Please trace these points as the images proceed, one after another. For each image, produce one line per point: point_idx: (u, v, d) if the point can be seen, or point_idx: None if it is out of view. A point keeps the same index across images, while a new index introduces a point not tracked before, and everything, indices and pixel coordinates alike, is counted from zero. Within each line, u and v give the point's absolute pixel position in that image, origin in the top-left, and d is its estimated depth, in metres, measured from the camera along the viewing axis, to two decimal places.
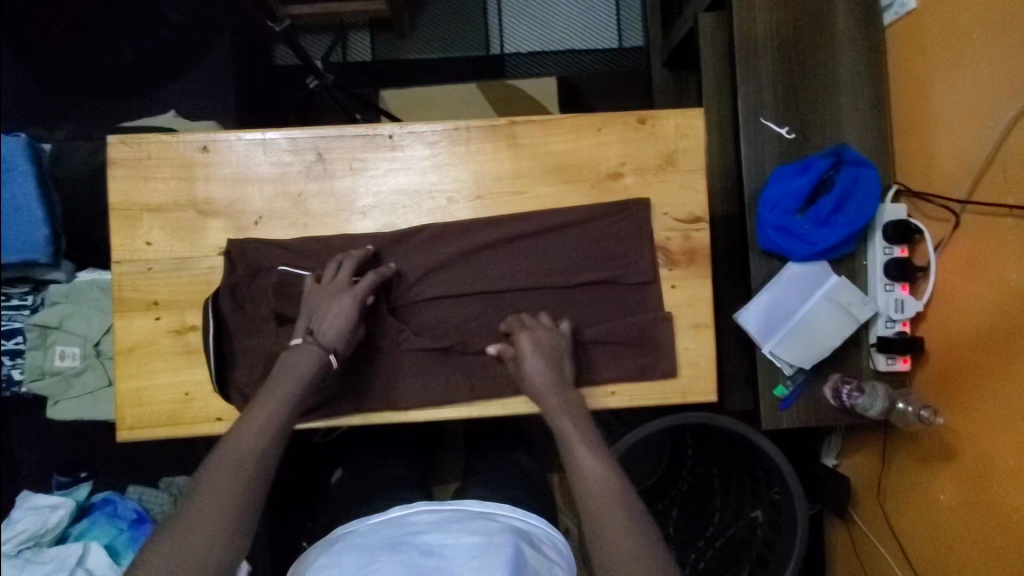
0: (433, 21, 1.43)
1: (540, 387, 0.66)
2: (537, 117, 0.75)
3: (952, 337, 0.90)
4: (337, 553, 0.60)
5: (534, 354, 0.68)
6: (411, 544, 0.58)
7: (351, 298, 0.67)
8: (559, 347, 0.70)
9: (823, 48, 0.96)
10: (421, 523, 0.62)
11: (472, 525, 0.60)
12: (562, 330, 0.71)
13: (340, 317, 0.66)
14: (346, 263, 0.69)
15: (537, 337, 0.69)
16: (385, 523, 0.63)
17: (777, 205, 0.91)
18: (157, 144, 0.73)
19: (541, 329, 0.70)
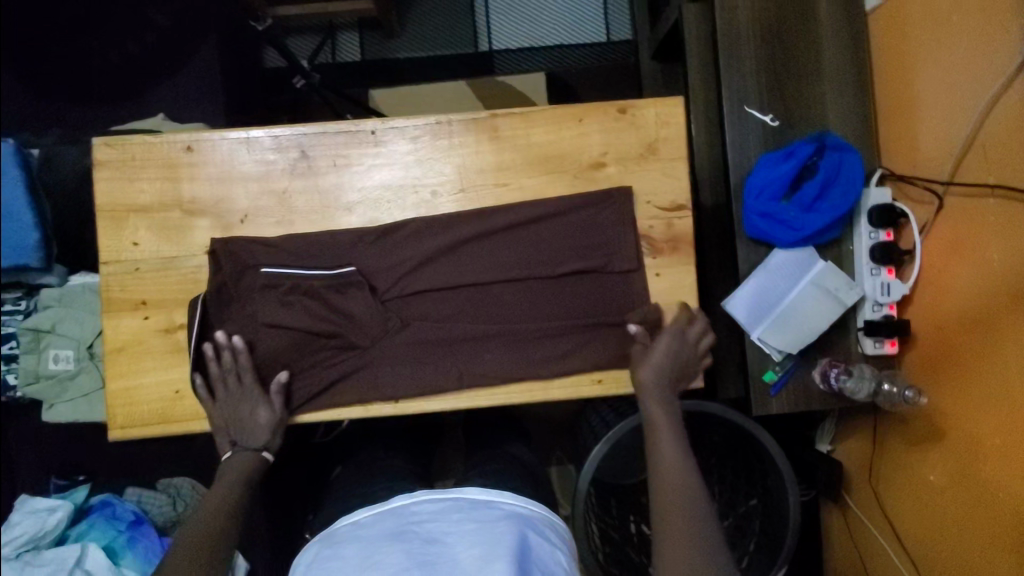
0: (421, 19, 1.44)
1: (648, 380, 0.69)
2: (519, 109, 0.76)
3: (940, 320, 0.91)
4: (335, 547, 0.58)
5: (661, 353, 0.71)
6: (413, 534, 0.56)
7: (257, 394, 0.71)
8: (686, 356, 0.72)
9: (806, 35, 0.96)
10: (422, 512, 0.60)
11: (473, 517, 0.58)
12: (703, 351, 0.73)
13: (258, 423, 0.70)
14: (232, 370, 0.71)
15: (671, 341, 0.72)
16: (384, 513, 0.61)
17: (762, 192, 0.91)
18: (141, 145, 0.74)
19: (679, 338, 0.72)
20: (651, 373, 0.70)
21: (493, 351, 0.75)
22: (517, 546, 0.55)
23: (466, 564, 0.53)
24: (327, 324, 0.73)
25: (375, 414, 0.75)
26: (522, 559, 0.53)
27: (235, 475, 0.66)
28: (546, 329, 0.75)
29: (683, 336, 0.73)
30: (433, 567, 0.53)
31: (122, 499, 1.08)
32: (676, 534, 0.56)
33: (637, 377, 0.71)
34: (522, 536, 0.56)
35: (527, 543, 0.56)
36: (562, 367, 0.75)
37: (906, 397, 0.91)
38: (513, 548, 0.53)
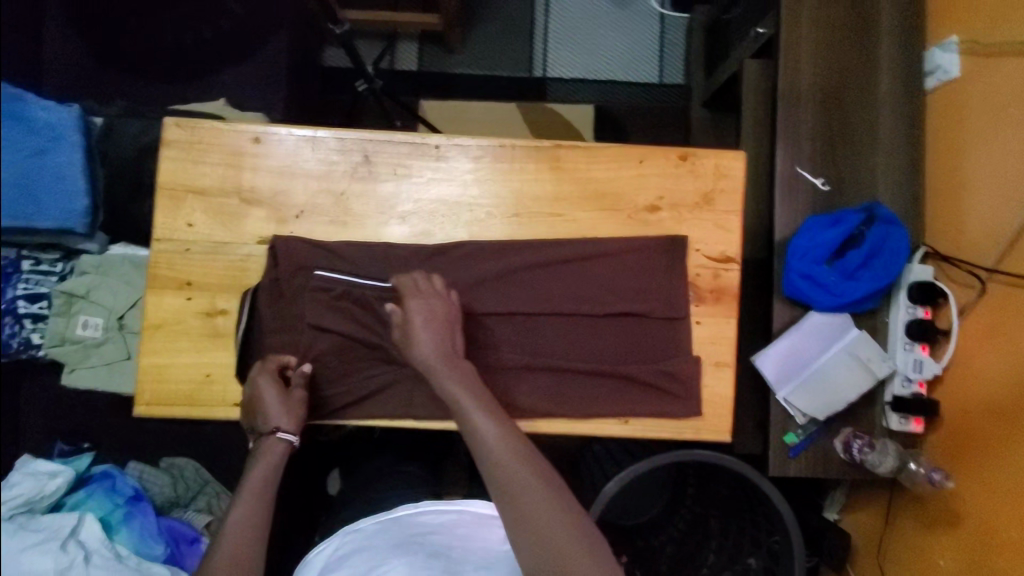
0: (482, 38, 1.47)
1: (429, 360, 0.63)
2: (583, 143, 0.77)
3: (969, 404, 0.89)
4: (344, 554, 0.65)
5: (425, 323, 0.65)
6: (420, 543, 0.64)
7: (266, 378, 0.69)
8: (442, 316, 0.67)
9: (863, 108, 0.98)
10: (428, 523, 0.68)
11: (476, 536, 0.67)
12: (452, 299, 0.68)
13: (271, 406, 0.67)
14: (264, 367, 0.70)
15: (429, 303, 0.67)
16: (389, 523, 0.68)
17: (806, 254, 0.92)
18: (210, 130, 0.75)
19: (427, 297, 0.67)
20: (428, 349, 0.64)
21: (531, 383, 0.75)
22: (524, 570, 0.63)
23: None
24: (370, 333, 0.73)
25: (400, 427, 0.74)
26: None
27: (262, 465, 0.65)
28: (583, 366, 0.74)
29: (435, 296, 0.68)
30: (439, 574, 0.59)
31: (123, 473, 1.08)
32: (526, 507, 0.54)
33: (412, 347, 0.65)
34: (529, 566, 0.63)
35: None
36: (594, 406, 0.74)
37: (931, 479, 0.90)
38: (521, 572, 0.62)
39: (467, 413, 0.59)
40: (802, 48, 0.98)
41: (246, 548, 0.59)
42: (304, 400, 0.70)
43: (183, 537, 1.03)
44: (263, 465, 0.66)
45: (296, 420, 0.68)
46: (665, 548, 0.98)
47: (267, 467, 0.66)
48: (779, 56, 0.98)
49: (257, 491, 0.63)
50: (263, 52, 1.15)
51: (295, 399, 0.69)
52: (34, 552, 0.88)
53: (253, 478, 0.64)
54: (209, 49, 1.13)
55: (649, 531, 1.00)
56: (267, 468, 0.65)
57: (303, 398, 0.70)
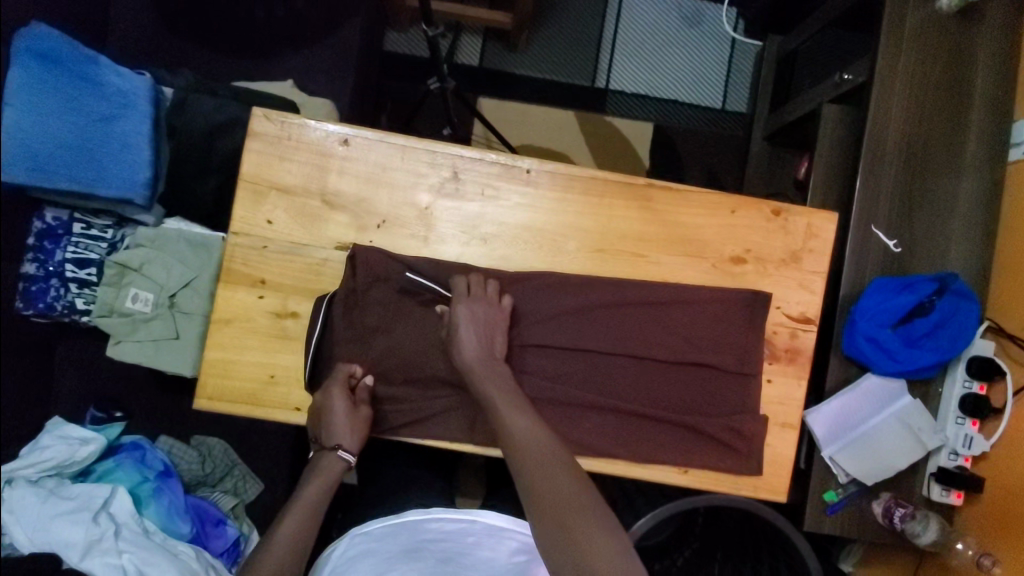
0: (547, 41, 1.45)
1: (471, 363, 0.67)
2: (676, 185, 0.75)
3: (1013, 485, 0.89)
4: (352, 557, 0.64)
5: (467, 324, 0.68)
6: (428, 552, 0.64)
7: (336, 391, 0.68)
8: (492, 329, 0.69)
9: (948, 173, 0.96)
10: (435, 531, 0.68)
11: (485, 547, 0.67)
12: (503, 305, 0.70)
13: (333, 425, 0.67)
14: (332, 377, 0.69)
15: (475, 307, 0.69)
16: (397, 527, 0.68)
17: (873, 316, 0.90)
18: (300, 127, 0.73)
19: (482, 301, 0.69)
20: (473, 353, 0.67)
21: (595, 421, 0.74)
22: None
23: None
24: (440, 355, 0.72)
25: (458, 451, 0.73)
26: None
27: (318, 482, 0.66)
28: (650, 411, 0.73)
29: (488, 299, 0.70)
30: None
31: (153, 447, 1.08)
32: (548, 501, 0.57)
33: (460, 354, 0.68)
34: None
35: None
36: (654, 452, 0.74)
37: (977, 560, 0.90)
38: None
39: (502, 409, 0.64)
40: (893, 103, 0.96)
41: (293, 559, 0.59)
42: (368, 420, 0.69)
43: (209, 518, 1.03)
44: (319, 479, 0.66)
45: (355, 439, 0.67)
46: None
47: (318, 484, 0.66)
48: (869, 109, 0.96)
49: (309, 504, 0.64)
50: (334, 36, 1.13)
51: (359, 417, 0.68)
52: (66, 518, 0.87)
53: (306, 491, 0.65)
54: (280, 25, 1.10)
55: (655, 555, 0.96)
56: (316, 488, 0.66)
57: (368, 417, 0.69)
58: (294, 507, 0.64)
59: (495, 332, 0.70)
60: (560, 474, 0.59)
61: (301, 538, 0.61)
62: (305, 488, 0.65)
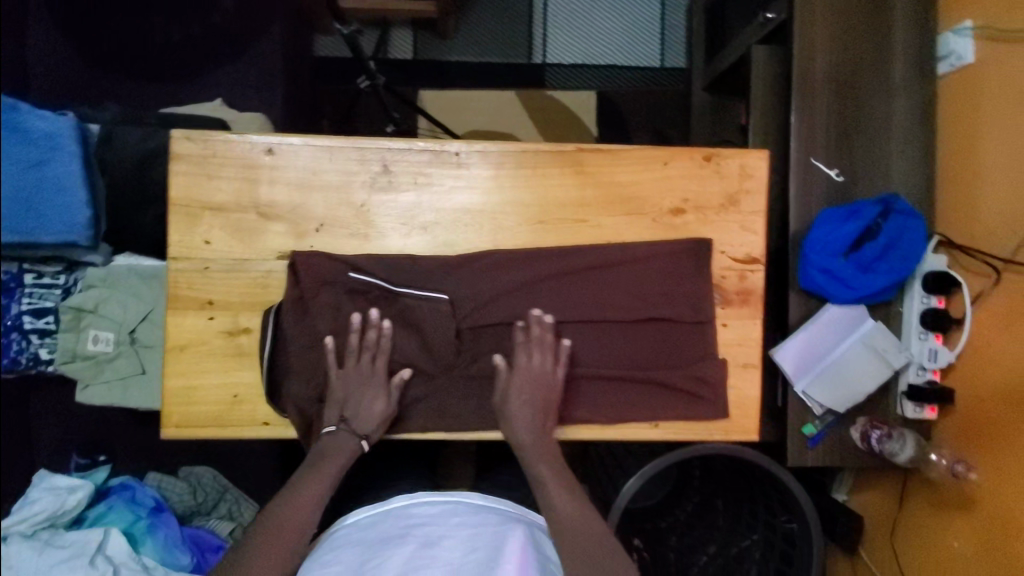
0: (478, 25, 1.44)
1: (523, 445, 0.69)
2: (606, 146, 0.75)
3: (982, 391, 0.91)
4: (337, 549, 0.61)
5: (518, 392, 0.70)
6: (412, 536, 0.60)
7: (382, 385, 0.70)
8: (546, 394, 0.71)
9: (880, 97, 0.98)
10: (420, 514, 0.64)
11: (471, 523, 0.62)
12: (558, 370, 0.71)
13: (368, 413, 0.69)
14: (381, 358, 0.71)
15: (530, 369, 0.70)
16: (383, 513, 0.65)
17: (824, 248, 0.92)
18: (223, 143, 0.72)
19: (536, 365, 0.71)
20: (524, 432, 0.69)
21: (562, 392, 0.74)
22: (519, 546, 0.58)
23: (467, 567, 0.55)
24: (399, 351, 0.72)
25: (433, 439, 0.74)
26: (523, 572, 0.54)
27: (332, 464, 0.67)
28: (614, 372, 0.74)
29: (546, 362, 0.71)
30: (433, 567, 0.55)
31: (143, 484, 1.08)
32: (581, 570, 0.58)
33: (509, 422, 0.70)
34: (523, 547, 0.58)
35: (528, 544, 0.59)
36: (624, 411, 0.75)
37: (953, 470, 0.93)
38: (515, 550, 0.57)
39: (549, 488, 0.66)
40: (816, 36, 0.96)
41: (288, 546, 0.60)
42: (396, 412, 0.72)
43: (208, 546, 1.03)
44: (331, 464, 0.67)
45: (378, 434, 0.71)
46: (669, 535, 1.01)
47: (328, 472, 0.67)
48: (794, 45, 0.96)
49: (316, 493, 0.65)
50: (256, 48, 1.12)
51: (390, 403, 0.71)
52: (64, 568, 0.88)
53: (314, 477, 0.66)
54: (201, 44, 1.09)
55: (658, 514, 1.03)
56: (326, 474, 0.66)
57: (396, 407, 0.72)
58: (289, 501, 0.64)
59: (546, 397, 0.71)
60: (592, 542, 0.61)
61: (298, 530, 0.62)
62: (314, 474, 0.66)
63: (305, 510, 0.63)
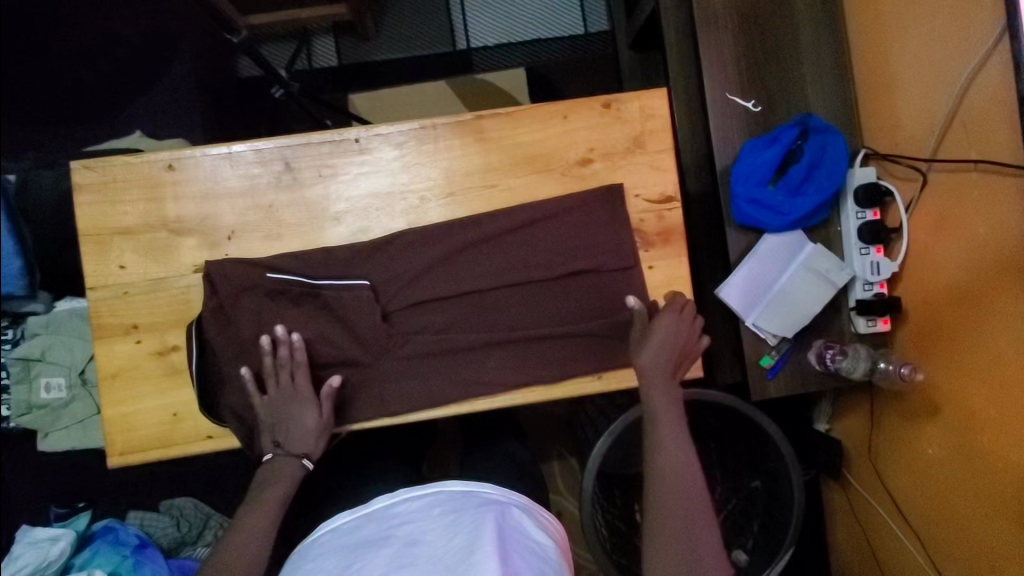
0: (396, 20, 1.43)
1: (649, 367, 0.69)
2: (503, 110, 0.75)
3: (930, 294, 0.91)
4: (314, 559, 0.55)
5: (658, 337, 0.70)
6: (393, 539, 0.53)
7: (308, 397, 0.69)
8: (688, 346, 0.71)
9: (785, 22, 0.97)
10: (404, 513, 0.57)
11: (453, 513, 0.55)
12: (698, 336, 0.72)
13: (301, 429, 0.68)
14: (299, 374, 0.70)
15: (675, 328, 0.71)
16: (363, 516, 0.58)
17: (749, 179, 0.92)
18: (122, 166, 0.72)
19: (683, 325, 0.72)
20: (653, 358, 0.69)
21: (498, 358, 0.74)
22: (497, 531, 0.52)
23: (448, 562, 0.50)
24: (329, 343, 0.72)
25: (378, 427, 0.74)
26: (501, 551, 0.50)
27: (278, 483, 0.65)
28: (547, 331, 0.74)
29: (688, 325, 0.72)
30: (415, 567, 0.50)
31: (125, 524, 1.07)
32: (672, 501, 0.59)
33: (641, 351, 0.70)
34: (502, 526, 0.53)
35: (506, 527, 0.53)
36: (564, 368, 0.75)
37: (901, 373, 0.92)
38: (495, 536, 0.51)
39: (662, 424, 0.65)
40: None
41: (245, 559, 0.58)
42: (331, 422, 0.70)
43: None
44: (282, 477, 0.66)
45: (318, 447, 0.70)
46: None
47: (278, 488, 0.65)
48: None
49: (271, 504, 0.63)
50: (168, 76, 1.12)
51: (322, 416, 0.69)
52: None
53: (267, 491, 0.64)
54: (112, 82, 1.10)
55: None
56: (272, 498, 0.64)
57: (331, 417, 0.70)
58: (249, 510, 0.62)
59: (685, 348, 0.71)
60: (686, 476, 0.61)
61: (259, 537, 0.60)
62: (261, 495, 0.64)
63: (260, 517, 0.62)
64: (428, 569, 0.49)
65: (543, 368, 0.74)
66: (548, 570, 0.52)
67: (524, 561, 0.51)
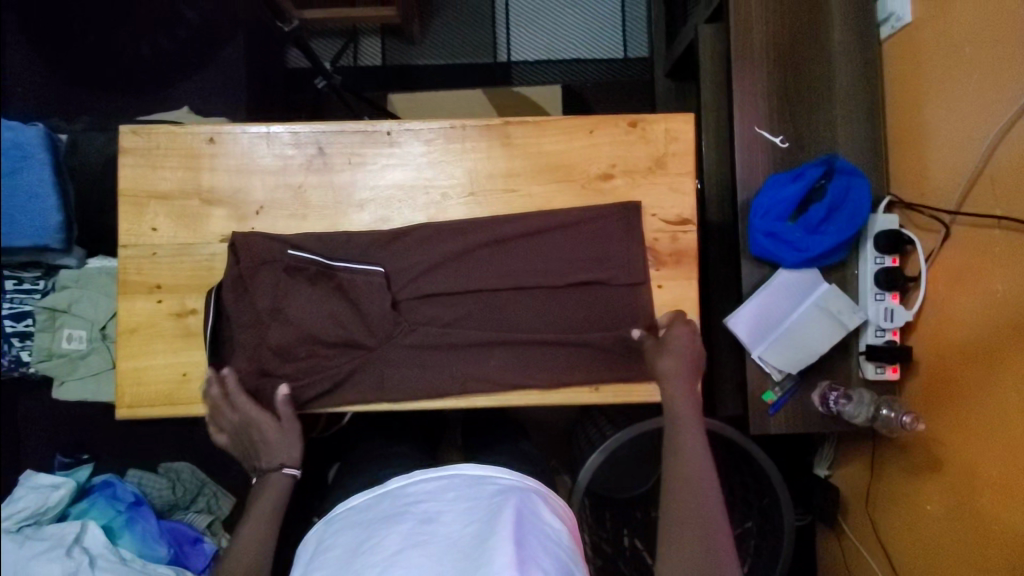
0: (443, 28, 1.47)
1: (669, 372, 0.69)
2: (532, 118, 0.77)
3: (943, 348, 0.89)
4: (334, 534, 0.57)
5: (669, 353, 0.70)
6: (409, 515, 0.55)
7: (263, 419, 0.71)
8: (695, 352, 0.71)
9: (821, 62, 0.98)
10: (419, 493, 0.58)
11: (470, 497, 0.56)
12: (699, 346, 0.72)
13: (268, 444, 0.70)
14: (240, 404, 0.71)
15: (680, 341, 0.71)
16: (380, 495, 0.59)
17: (768, 212, 0.92)
18: (166, 134, 0.76)
19: (691, 339, 0.72)
20: (672, 364, 0.70)
21: (500, 358, 0.76)
22: (515, 518, 0.52)
23: (465, 545, 0.51)
24: (339, 325, 0.74)
25: (375, 410, 0.76)
26: (519, 534, 0.50)
27: (266, 496, 0.66)
28: (550, 337, 0.75)
29: (691, 336, 0.72)
30: (431, 546, 0.51)
31: (123, 481, 1.10)
32: (691, 513, 0.59)
33: (658, 360, 0.70)
34: (521, 511, 0.54)
35: (525, 514, 0.54)
36: (564, 375, 0.76)
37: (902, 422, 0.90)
38: (511, 522, 0.51)
39: (683, 433, 0.65)
40: (753, 7, 0.97)
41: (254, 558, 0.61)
42: (298, 427, 0.72)
43: (185, 538, 1.05)
44: (273, 485, 0.67)
45: (294, 452, 0.71)
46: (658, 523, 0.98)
47: (271, 496, 0.67)
48: (731, 15, 0.97)
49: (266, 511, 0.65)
50: (220, 58, 1.17)
51: (285, 429, 0.71)
52: (43, 558, 0.88)
53: (259, 502, 0.66)
54: (168, 58, 1.16)
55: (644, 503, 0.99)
56: (264, 509, 0.65)
57: (296, 425, 0.72)
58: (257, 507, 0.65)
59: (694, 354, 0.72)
60: (704, 490, 0.60)
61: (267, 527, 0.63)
62: (257, 505, 0.65)
63: (267, 511, 0.65)
64: (444, 551, 0.50)
65: (542, 372, 0.75)
66: (564, 557, 0.52)
67: (540, 545, 0.52)
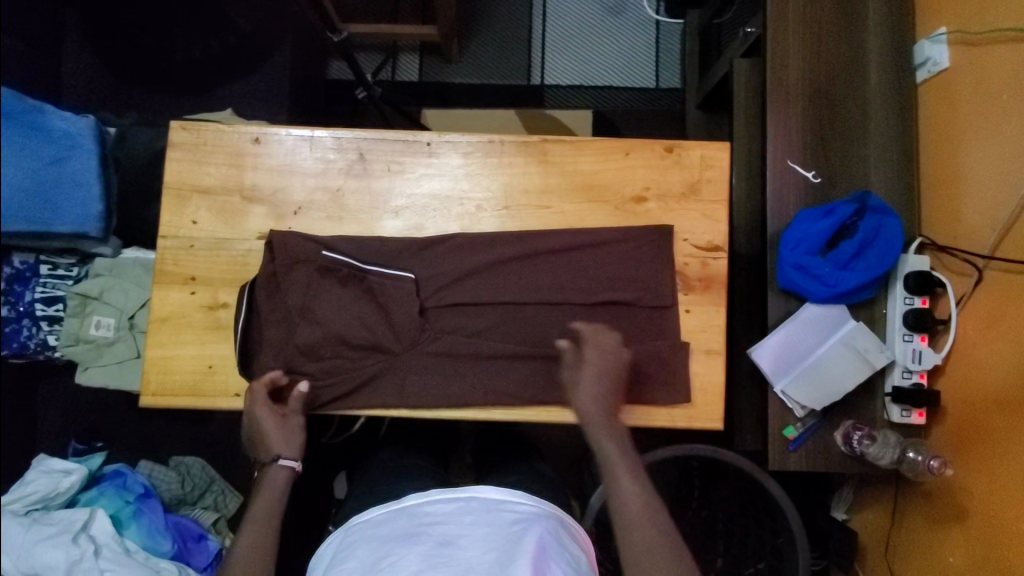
0: (480, 48, 1.51)
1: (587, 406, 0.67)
2: (569, 137, 0.79)
3: (972, 395, 0.88)
4: (349, 547, 0.57)
5: (590, 379, 0.69)
6: (426, 537, 0.54)
7: (269, 417, 0.71)
8: (614, 371, 0.70)
9: (856, 101, 0.99)
10: (436, 514, 0.57)
11: (488, 523, 0.55)
12: (621, 362, 0.70)
13: (273, 439, 0.71)
14: (256, 401, 0.72)
15: (602, 355, 0.70)
16: (396, 512, 0.58)
17: (798, 245, 0.92)
18: (214, 132, 0.79)
19: (610, 356, 0.70)
20: (591, 391, 0.68)
21: (522, 372, 0.75)
22: (535, 549, 0.52)
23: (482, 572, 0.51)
24: (365, 328, 0.75)
25: (394, 416, 0.75)
26: (538, 565, 0.50)
27: (267, 493, 0.67)
28: None
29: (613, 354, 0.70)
30: (447, 569, 0.51)
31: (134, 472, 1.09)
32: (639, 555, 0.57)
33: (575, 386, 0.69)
34: (543, 540, 0.54)
35: (546, 544, 0.53)
36: None
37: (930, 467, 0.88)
38: (530, 554, 0.51)
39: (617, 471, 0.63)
40: (790, 44, 0.99)
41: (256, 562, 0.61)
42: (303, 425, 0.73)
43: (190, 534, 1.04)
44: (272, 485, 0.68)
45: (295, 448, 0.71)
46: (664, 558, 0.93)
47: (267, 495, 0.67)
48: (768, 50, 0.99)
49: (266, 512, 0.65)
50: (265, 65, 1.21)
51: (292, 424, 0.72)
52: (47, 544, 0.88)
53: (261, 498, 0.66)
54: (216, 62, 1.20)
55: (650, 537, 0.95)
56: (264, 508, 0.65)
57: (301, 423, 0.73)
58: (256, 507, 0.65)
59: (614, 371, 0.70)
60: (652, 528, 0.59)
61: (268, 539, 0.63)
62: (257, 501, 0.66)
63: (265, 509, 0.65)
64: None
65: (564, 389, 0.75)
66: None
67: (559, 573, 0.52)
